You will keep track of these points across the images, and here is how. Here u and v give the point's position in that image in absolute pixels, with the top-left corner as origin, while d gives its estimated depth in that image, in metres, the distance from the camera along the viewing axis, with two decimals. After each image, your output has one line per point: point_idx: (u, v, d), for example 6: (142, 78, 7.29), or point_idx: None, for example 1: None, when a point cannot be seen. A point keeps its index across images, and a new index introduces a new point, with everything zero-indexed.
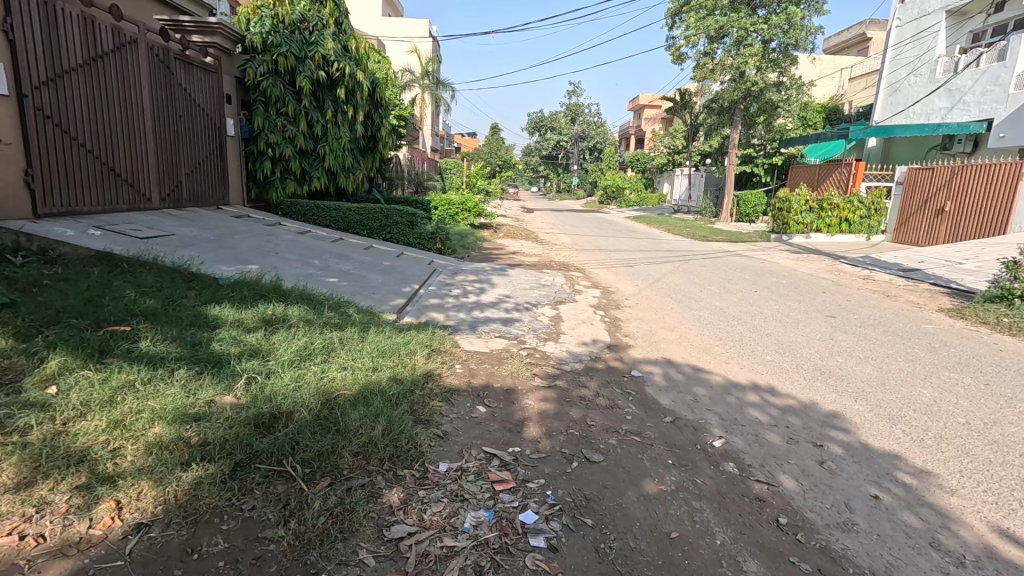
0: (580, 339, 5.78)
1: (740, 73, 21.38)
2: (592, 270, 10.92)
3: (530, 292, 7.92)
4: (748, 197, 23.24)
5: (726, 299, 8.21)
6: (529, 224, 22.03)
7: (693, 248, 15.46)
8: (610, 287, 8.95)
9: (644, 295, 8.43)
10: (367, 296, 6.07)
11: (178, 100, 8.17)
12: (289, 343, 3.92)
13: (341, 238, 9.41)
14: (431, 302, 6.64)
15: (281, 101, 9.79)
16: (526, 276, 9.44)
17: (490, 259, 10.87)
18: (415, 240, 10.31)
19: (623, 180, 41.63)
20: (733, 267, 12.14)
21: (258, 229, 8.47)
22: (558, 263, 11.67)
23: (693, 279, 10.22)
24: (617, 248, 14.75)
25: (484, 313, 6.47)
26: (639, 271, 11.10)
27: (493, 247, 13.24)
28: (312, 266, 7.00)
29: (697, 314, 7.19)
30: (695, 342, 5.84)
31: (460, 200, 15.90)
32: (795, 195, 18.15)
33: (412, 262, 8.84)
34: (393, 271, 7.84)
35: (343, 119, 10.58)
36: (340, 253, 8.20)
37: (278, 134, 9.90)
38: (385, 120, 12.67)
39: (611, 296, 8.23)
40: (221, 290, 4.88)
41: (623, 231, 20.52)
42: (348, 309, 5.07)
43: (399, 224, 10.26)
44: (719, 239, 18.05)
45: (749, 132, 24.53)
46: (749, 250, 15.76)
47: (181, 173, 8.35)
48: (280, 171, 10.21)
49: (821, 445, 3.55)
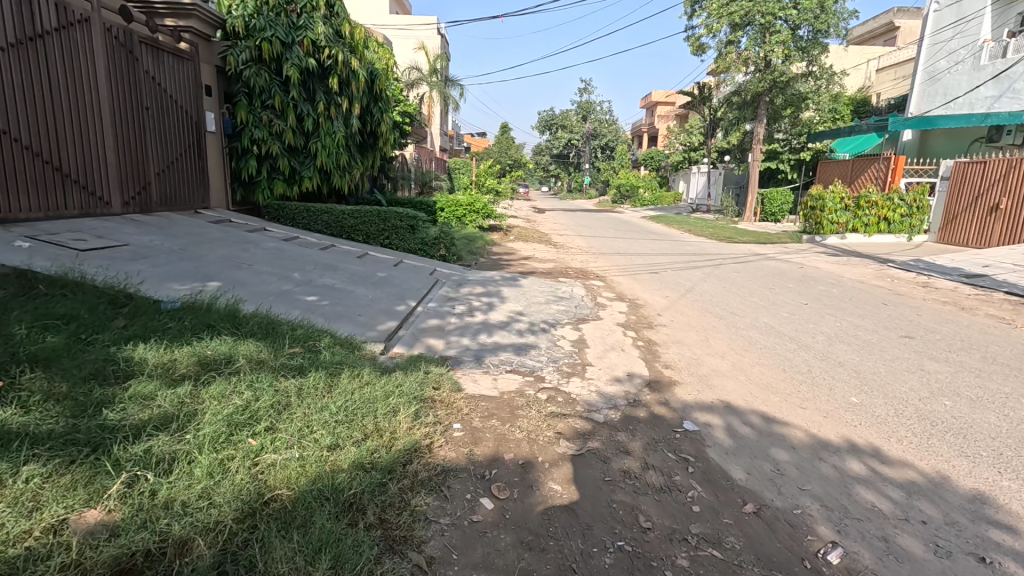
0: (611, 373, 4.66)
1: (765, 64, 20.13)
2: (614, 278, 9.79)
3: (546, 309, 6.80)
4: (774, 195, 22.00)
5: (776, 314, 7.04)
6: (541, 225, 20.85)
7: (721, 251, 14.23)
8: (638, 300, 7.81)
9: (678, 309, 7.27)
10: (348, 319, 4.98)
11: (143, 91, 7.17)
12: (223, 402, 2.85)
13: (333, 246, 8.38)
14: (429, 324, 5.54)
15: (266, 92, 8.79)
16: (541, 287, 8.33)
17: (500, 267, 9.78)
18: (417, 246, 9.23)
19: (637, 179, 40.31)
20: (770, 273, 10.92)
21: (236, 236, 7.45)
22: (576, 270, 10.55)
23: (730, 288, 9.04)
24: (638, 252, 13.57)
25: (492, 338, 5.37)
26: (666, 278, 9.94)
27: (503, 252, 12.15)
28: (290, 280, 5.93)
29: (747, 335, 6.03)
30: (755, 377, 4.71)
31: (468, 201, 14.82)
32: (829, 193, 16.84)
33: (411, 273, 7.77)
34: (386, 283, 6.77)
35: (337, 112, 9.60)
36: (328, 263, 7.14)
37: (263, 129, 8.91)
38: (386, 114, 11.67)
39: (641, 312, 7.09)
40: (157, 319, 3.82)
41: (641, 232, 19.31)
42: (320, 342, 4.00)
43: (399, 228, 9.19)
44: (746, 241, 16.79)
45: (773, 126, 23.16)
46: (781, 252, 14.49)
47: (149, 173, 7.35)
48: (268, 170, 9.22)
49: (989, 562, 2.41)
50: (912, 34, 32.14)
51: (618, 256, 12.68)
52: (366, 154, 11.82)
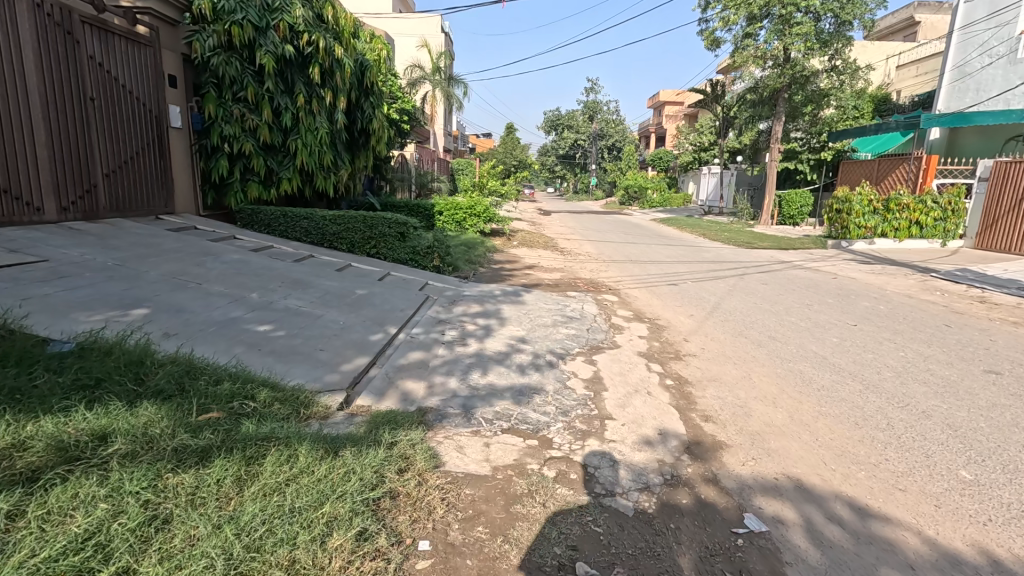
0: (638, 431, 3.61)
1: (785, 58, 19.15)
2: (629, 292, 8.74)
3: (554, 334, 5.76)
4: (793, 196, 20.88)
5: (825, 340, 5.96)
6: (547, 228, 19.84)
7: (741, 258, 13.18)
8: (659, 320, 6.77)
9: (707, 333, 6.22)
10: (302, 358, 3.95)
11: (87, 80, 6.23)
12: (56, 529, 1.86)
13: (310, 257, 7.37)
14: (410, 359, 4.52)
15: (238, 83, 7.82)
16: (547, 303, 7.30)
17: (501, 279, 8.77)
18: (407, 256, 8.19)
19: (645, 180, 39.25)
20: (802, 284, 9.83)
21: (196, 246, 6.46)
22: (585, 281, 9.51)
23: (762, 303, 7.98)
24: (652, 260, 12.53)
25: (486, 377, 4.36)
26: (687, 292, 8.89)
27: (505, 260, 11.13)
28: (246, 302, 4.92)
29: (797, 370, 4.98)
30: (824, 436, 3.65)
31: (468, 204, 13.82)
32: (857, 195, 15.70)
33: (396, 288, 6.74)
34: (365, 302, 5.74)
35: (321, 106, 8.64)
36: (299, 278, 6.14)
37: (234, 123, 7.92)
38: (380, 110, 10.73)
39: (665, 337, 6.04)
40: (27, 369, 2.81)
41: (653, 236, 18.28)
42: (251, 401, 3.00)
43: (387, 236, 8.16)
44: (767, 246, 15.73)
45: (791, 125, 22.04)
46: (807, 259, 13.39)
47: (96, 175, 6.40)
48: (241, 170, 8.24)
49: None
50: (932, 30, 30.90)
51: (631, 265, 11.64)
52: (356, 152, 10.93)
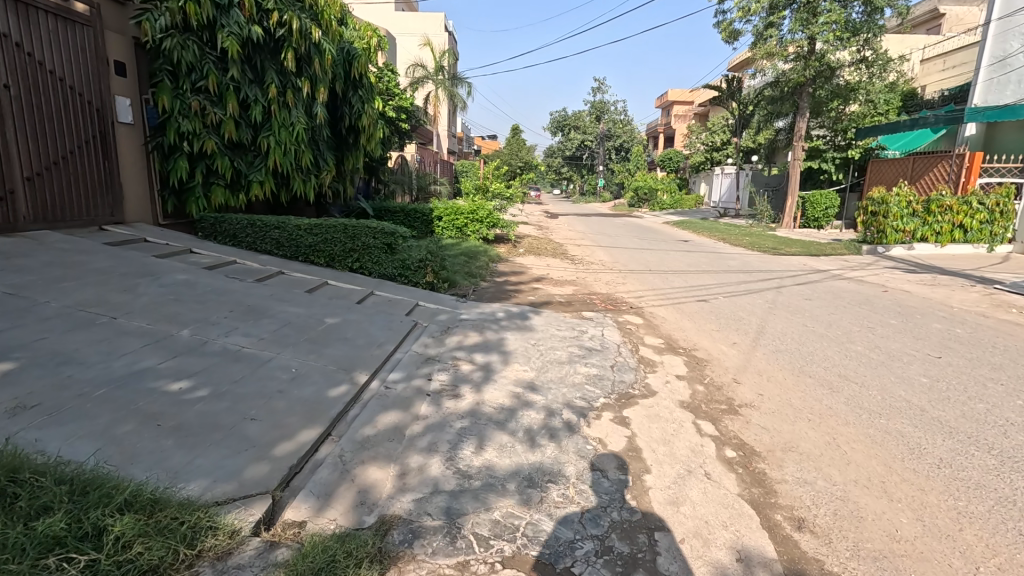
0: (707, 558, 2.42)
1: (808, 51, 18.18)
2: (653, 311, 7.54)
3: (570, 377, 4.56)
4: (819, 196, 19.66)
5: (913, 382, 4.73)
6: (555, 233, 18.68)
7: (772, 267, 11.92)
8: (697, 352, 5.56)
9: (761, 371, 5.01)
10: (219, 436, 2.77)
11: (2, 63, 5.13)
12: None
13: (278, 275, 6.21)
14: (379, 425, 3.33)
15: (197, 71, 6.71)
16: (560, 329, 6.10)
17: (506, 296, 7.59)
18: (395, 271, 7.04)
19: (656, 181, 37.84)
20: (851, 299, 8.55)
21: (134, 263, 5.31)
22: (601, 297, 8.30)
23: (814, 326, 6.75)
24: (674, 270, 11.28)
25: (484, 453, 3.17)
26: (722, 310, 7.66)
27: (510, 272, 9.94)
28: (171, 343, 3.77)
29: (895, 431, 3.76)
30: (984, 561, 2.46)
31: (471, 208, 12.66)
32: (894, 196, 14.32)
33: (377, 313, 5.58)
34: (331, 337, 4.57)
35: (298, 98, 7.54)
36: (255, 305, 4.97)
37: (193, 117, 6.78)
38: (370, 105, 9.64)
39: (709, 377, 4.83)
40: None
41: (670, 241, 17.03)
42: (86, 548, 1.82)
43: (372, 248, 6.99)
44: (795, 252, 14.44)
45: (814, 121, 20.72)
46: (844, 267, 12.12)
47: (14, 178, 5.29)
48: (203, 173, 7.12)
49: None
50: (958, 21, 29.37)
51: (651, 276, 10.45)
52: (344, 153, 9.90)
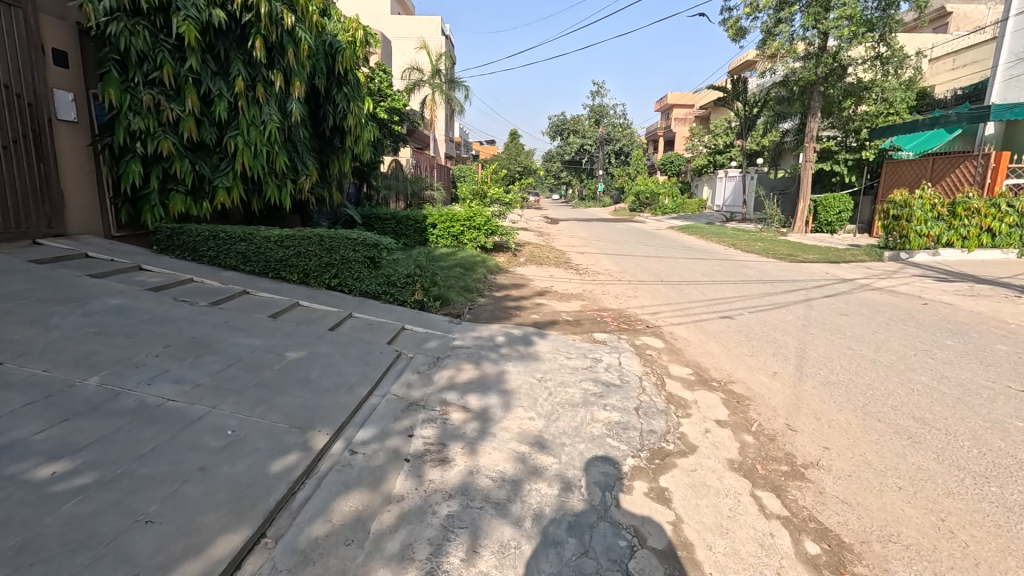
0: None
1: (819, 49, 17.46)
2: (673, 331, 6.65)
3: (588, 428, 3.66)
4: (831, 200, 18.98)
5: (1011, 430, 3.82)
6: (557, 240, 17.81)
7: (793, 276, 11.04)
8: (734, 388, 4.66)
9: (818, 412, 4.10)
10: (84, 560, 1.88)
11: None
12: None
13: (240, 297, 5.32)
14: (332, 520, 2.42)
15: (149, 60, 5.85)
16: (570, 357, 5.19)
17: (506, 315, 6.70)
18: (379, 288, 6.15)
19: (657, 184, 37.04)
20: (890, 313, 7.65)
21: (60, 284, 4.43)
22: (613, 313, 7.40)
23: (860, 349, 5.85)
24: (688, 280, 10.39)
25: (478, 564, 2.26)
26: (750, 329, 6.78)
27: (510, 284, 9.04)
28: (68, 396, 2.87)
29: (1018, 507, 2.87)
30: None
31: (467, 214, 11.78)
32: (918, 199, 13.42)
33: (353, 342, 4.68)
34: (288, 379, 3.67)
35: (270, 93, 6.68)
36: (201, 337, 4.07)
37: (146, 114, 5.90)
38: (356, 103, 8.85)
39: (758, 423, 3.92)
40: None
41: (677, 247, 16.19)
42: None
43: (352, 263, 6.10)
44: (814, 259, 13.59)
45: (825, 122, 19.93)
46: (870, 276, 11.24)
47: None
48: (159, 178, 6.24)
49: None
50: (965, 19, 28.70)
51: (665, 288, 9.60)
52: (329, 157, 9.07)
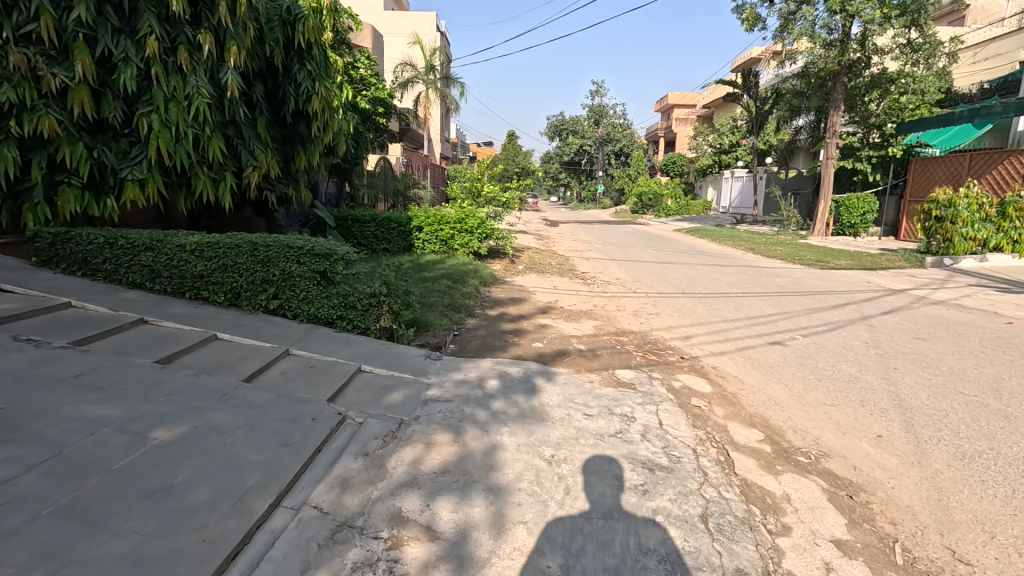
0: None
1: (845, 35, 16.07)
2: (716, 364, 5.16)
3: (632, 569, 2.19)
4: (854, 200, 17.69)
5: None
6: (559, 244, 16.38)
7: (832, 286, 9.61)
8: (833, 468, 3.18)
9: (987, 524, 2.63)
10: None
11: None
12: None
13: (129, 332, 3.83)
14: None
15: (21, 8, 4.36)
16: (591, 415, 3.70)
17: (502, 345, 5.21)
18: (332, 311, 4.65)
19: (660, 185, 35.68)
20: (977, 336, 6.17)
21: None
22: (635, 339, 5.92)
23: (974, 393, 4.37)
24: (714, 291, 8.96)
25: None
26: (814, 361, 5.31)
27: (507, 299, 7.56)
28: None
29: None
30: None
31: (457, 215, 10.32)
32: (964, 198, 11.84)
33: (275, 403, 3.18)
34: (128, 494, 2.16)
35: (197, 58, 5.20)
36: (14, 408, 2.59)
37: (19, 81, 4.39)
38: (322, 83, 7.39)
39: (904, 549, 2.44)
40: None
41: (691, 252, 14.77)
42: None
43: (296, 279, 4.60)
44: (846, 266, 12.17)
45: (847, 116, 18.51)
46: (921, 286, 9.78)
47: None
48: (44, 167, 4.75)
49: None
50: (982, 12, 27.30)
51: (690, 302, 8.15)
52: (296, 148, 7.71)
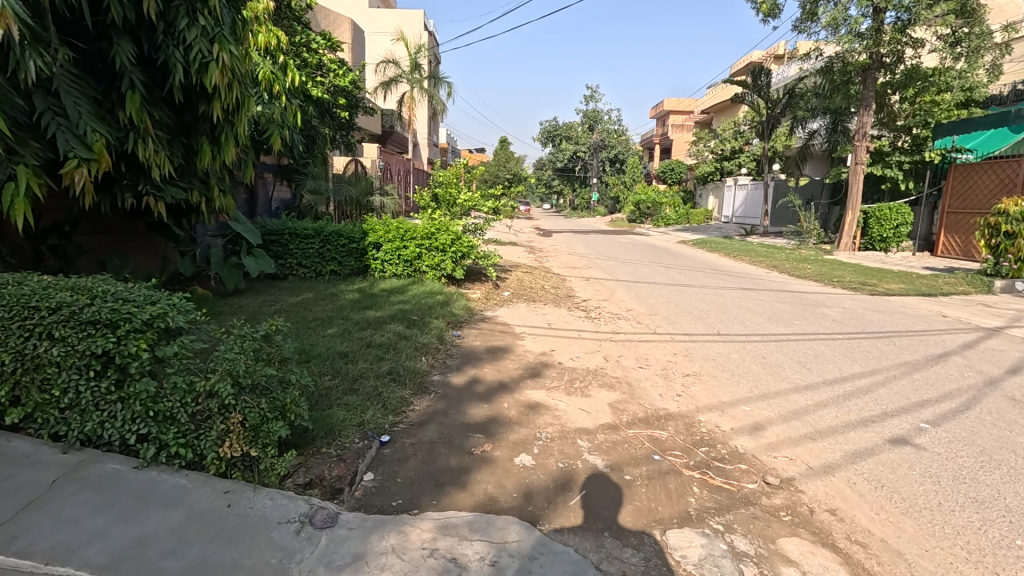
0: None
1: (880, 24, 14.08)
2: (833, 504, 2.94)
3: None
4: (886, 211, 15.80)
5: None
6: (554, 260, 14.17)
7: (906, 323, 7.44)
8: None
9: None
10: None
11: None
12: None
13: None
14: None
15: None
16: None
17: (460, 470, 2.96)
18: (130, 425, 2.42)
19: (659, 193, 33.66)
20: None
21: None
22: (679, 438, 3.69)
23: None
24: (760, 333, 6.78)
25: None
26: (997, 490, 3.09)
27: (483, 350, 5.35)
28: None
29: None
30: None
31: (424, 228, 8.09)
32: None
33: None
34: None
35: None
36: None
37: None
38: (225, 43, 4.94)
39: None
40: None
41: (709, 271, 12.61)
42: None
43: (48, 368, 2.38)
44: (901, 291, 10.05)
45: (876, 118, 16.52)
46: (1017, 322, 7.65)
47: None
48: None
49: None
50: (1001, 13, 25.46)
51: (734, 351, 5.95)
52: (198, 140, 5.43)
